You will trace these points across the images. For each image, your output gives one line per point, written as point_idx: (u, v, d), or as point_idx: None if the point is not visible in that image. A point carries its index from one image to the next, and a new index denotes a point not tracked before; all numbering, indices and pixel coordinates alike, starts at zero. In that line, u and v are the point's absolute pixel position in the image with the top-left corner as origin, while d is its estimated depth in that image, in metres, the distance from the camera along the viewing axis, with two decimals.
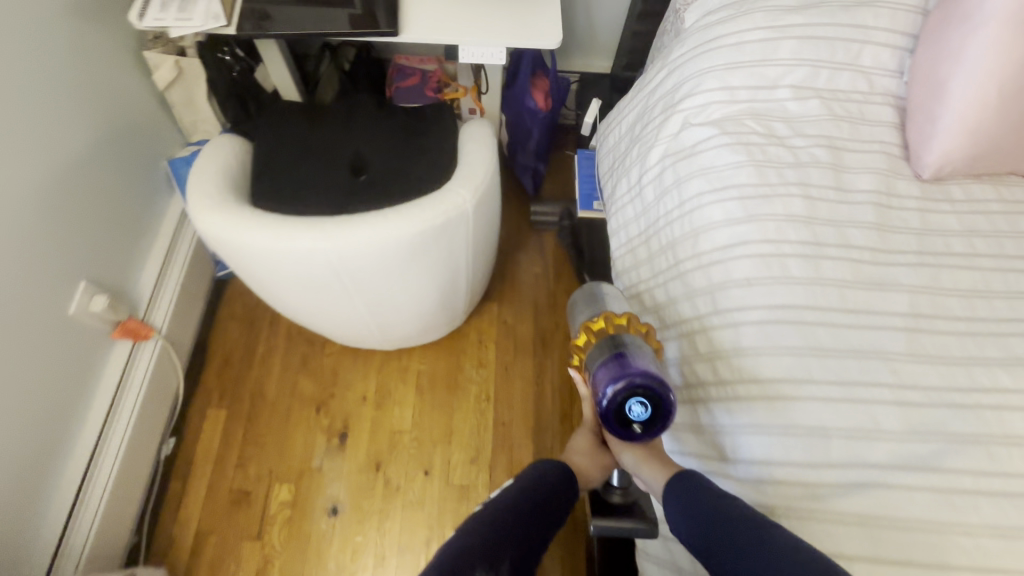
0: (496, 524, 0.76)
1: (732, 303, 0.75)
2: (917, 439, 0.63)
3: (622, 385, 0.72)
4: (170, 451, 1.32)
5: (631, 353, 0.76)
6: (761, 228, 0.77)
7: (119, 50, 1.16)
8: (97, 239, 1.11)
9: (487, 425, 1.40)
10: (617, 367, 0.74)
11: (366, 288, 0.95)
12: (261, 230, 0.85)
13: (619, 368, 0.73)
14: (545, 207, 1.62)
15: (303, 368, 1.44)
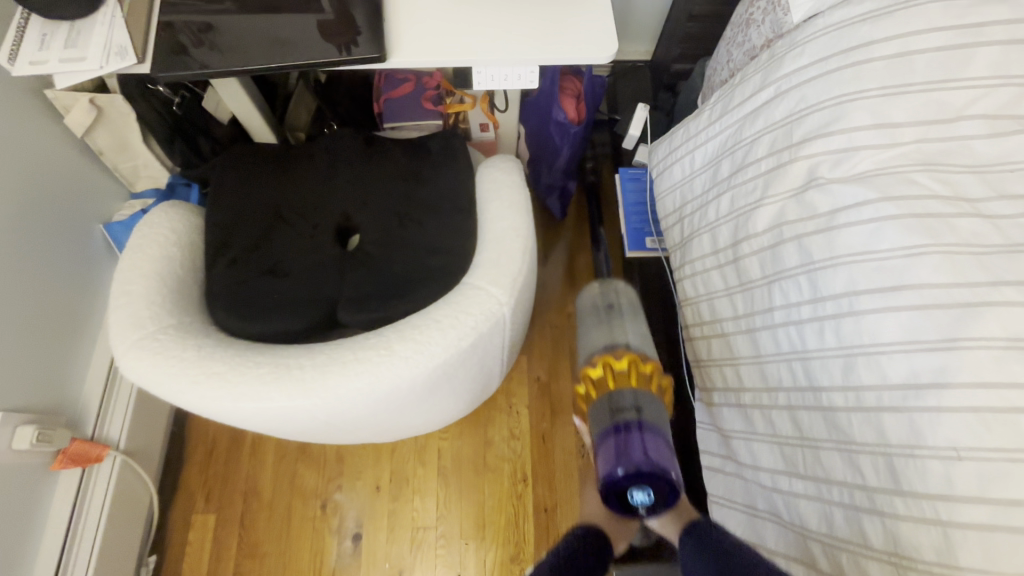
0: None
1: (929, 484, 0.49)
2: None
3: (627, 472, 0.56)
4: (152, 572, 1.10)
5: (640, 422, 0.59)
6: (968, 360, 0.50)
7: (17, 94, 0.87)
8: (9, 353, 0.85)
9: (527, 511, 1.17)
10: (619, 444, 0.58)
11: (372, 427, 0.69)
12: (212, 388, 0.59)
13: (619, 447, 0.57)
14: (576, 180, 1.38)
15: (301, 457, 1.21)
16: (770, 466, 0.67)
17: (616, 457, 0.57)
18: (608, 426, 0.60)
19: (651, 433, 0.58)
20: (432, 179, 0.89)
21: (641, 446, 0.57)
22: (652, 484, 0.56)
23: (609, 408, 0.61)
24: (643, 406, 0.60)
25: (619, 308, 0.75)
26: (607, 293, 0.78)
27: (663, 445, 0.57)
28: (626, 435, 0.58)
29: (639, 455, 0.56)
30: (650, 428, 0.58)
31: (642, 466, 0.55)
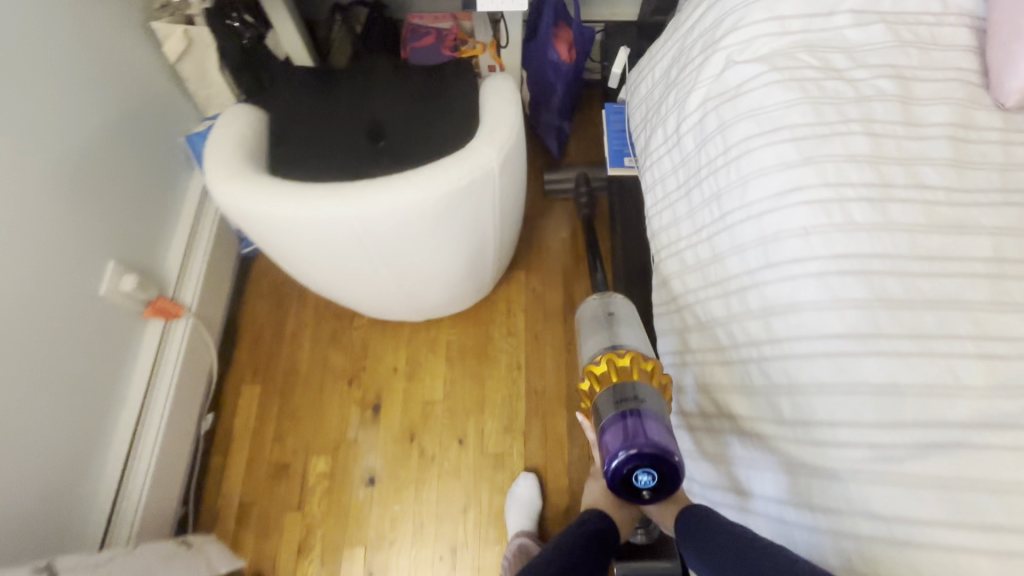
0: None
1: (787, 256, 0.69)
2: (1005, 396, 0.57)
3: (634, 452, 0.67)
4: (209, 427, 1.34)
5: (642, 411, 0.70)
6: (818, 171, 0.70)
7: (127, 24, 1.14)
8: (116, 220, 1.10)
9: (519, 394, 1.38)
10: (626, 428, 0.69)
11: (391, 255, 0.92)
12: (279, 202, 0.82)
13: (628, 432, 0.68)
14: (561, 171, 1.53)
15: (333, 343, 1.44)
16: (688, 285, 0.88)
17: (623, 437, 0.68)
18: (615, 415, 0.71)
19: (653, 420, 0.70)
20: (446, 93, 1.12)
21: (648, 430, 0.68)
22: (654, 464, 0.68)
23: (614, 400, 0.74)
24: (644, 398, 0.73)
25: (617, 316, 0.96)
26: (606, 303, 0.99)
27: (661, 428, 0.69)
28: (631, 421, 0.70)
29: (645, 440, 0.67)
30: (650, 414, 0.70)
31: (647, 449, 0.66)
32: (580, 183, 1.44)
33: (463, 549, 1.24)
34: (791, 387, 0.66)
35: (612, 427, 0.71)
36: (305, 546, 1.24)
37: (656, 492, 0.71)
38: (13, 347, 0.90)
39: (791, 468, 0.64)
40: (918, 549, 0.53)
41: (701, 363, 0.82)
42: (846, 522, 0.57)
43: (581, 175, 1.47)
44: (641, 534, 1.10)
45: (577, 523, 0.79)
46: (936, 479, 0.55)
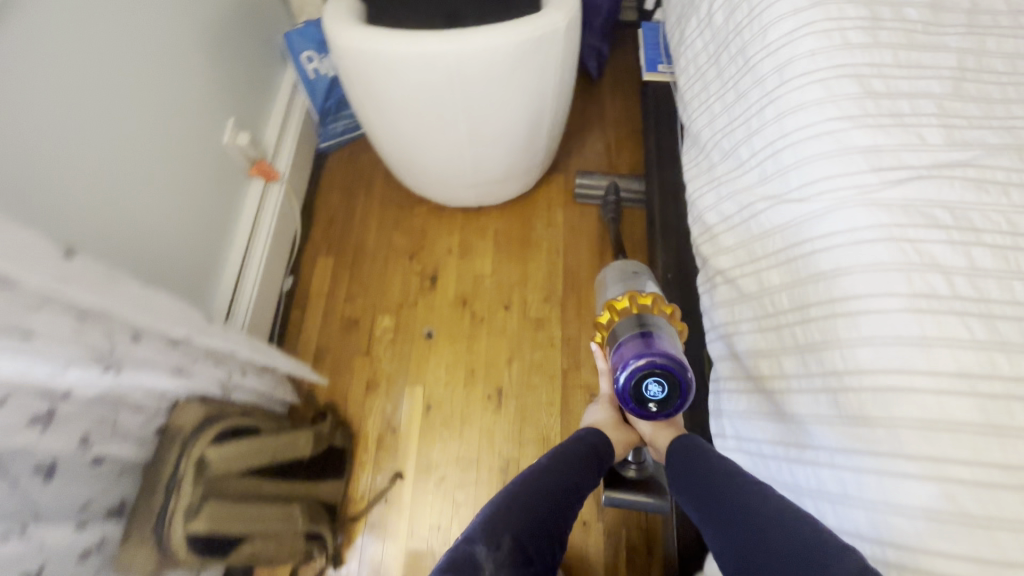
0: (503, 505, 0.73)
1: (799, 72, 0.88)
2: (957, 149, 0.76)
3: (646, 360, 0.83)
4: (290, 287, 1.55)
5: (655, 333, 0.87)
6: (827, 10, 0.89)
7: None
8: (236, 87, 1.32)
9: (558, 273, 1.58)
10: (641, 342, 0.85)
11: (473, 102, 1.13)
12: (393, 40, 1.03)
13: (642, 344, 0.85)
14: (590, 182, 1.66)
15: (396, 226, 1.64)
16: (715, 128, 1.07)
17: (637, 348, 0.84)
18: (635, 332, 0.88)
19: (666, 341, 0.86)
20: None
21: (659, 346, 0.85)
22: (663, 375, 0.84)
23: (632, 325, 0.90)
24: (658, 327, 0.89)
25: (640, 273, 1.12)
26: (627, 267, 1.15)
27: (670, 347, 0.85)
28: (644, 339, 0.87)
29: (657, 350, 0.83)
30: (660, 335, 0.87)
31: (657, 358, 0.82)
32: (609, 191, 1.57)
33: (507, 391, 1.43)
34: (799, 164, 0.84)
35: (629, 340, 0.87)
36: (374, 384, 1.44)
37: (663, 406, 0.86)
38: (175, 162, 1.10)
39: (797, 221, 0.83)
40: (892, 244, 0.72)
41: (722, 182, 1.01)
42: (838, 239, 0.76)
43: (613, 185, 1.56)
44: (633, 469, 1.12)
45: (583, 440, 0.91)
46: (903, 200, 0.74)
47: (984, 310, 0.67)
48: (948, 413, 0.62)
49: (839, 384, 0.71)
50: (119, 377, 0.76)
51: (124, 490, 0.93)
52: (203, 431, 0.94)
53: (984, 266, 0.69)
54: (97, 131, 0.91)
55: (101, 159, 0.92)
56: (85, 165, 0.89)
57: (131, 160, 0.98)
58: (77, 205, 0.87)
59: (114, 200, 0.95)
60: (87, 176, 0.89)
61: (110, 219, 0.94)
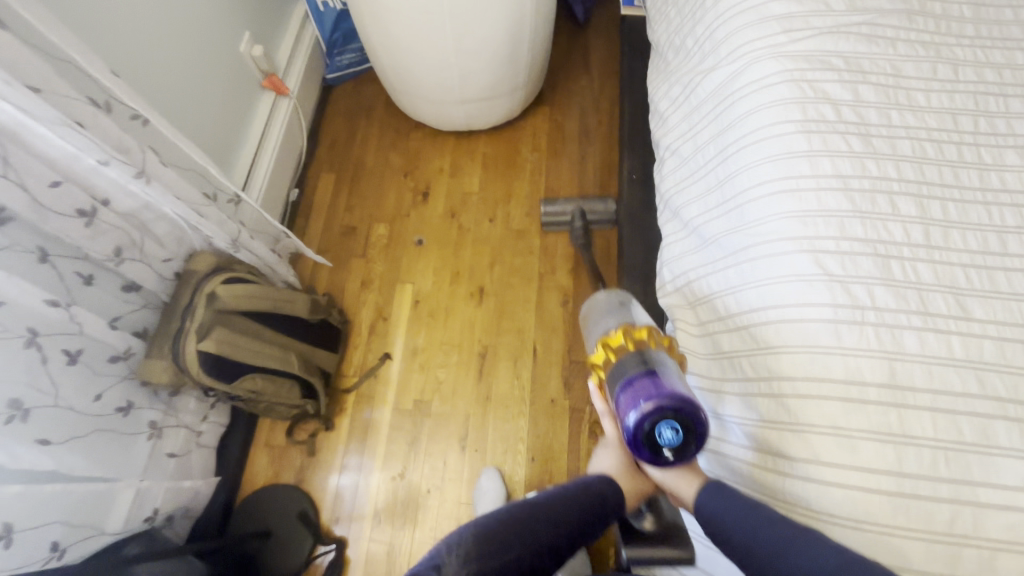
0: (492, 530, 0.69)
1: None
2: (856, 13, 0.90)
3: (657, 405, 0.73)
4: (296, 199, 1.71)
5: (662, 371, 0.77)
6: None
7: None
8: (252, 5, 1.49)
9: (539, 192, 1.73)
10: (650, 385, 0.75)
11: (458, 9, 1.29)
12: None
13: (649, 388, 0.75)
14: (554, 208, 1.62)
15: (393, 149, 1.80)
16: (670, 31, 1.21)
17: (647, 390, 0.75)
18: (641, 370, 0.78)
19: (676, 381, 0.76)
20: None
21: (670, 386, 0.74)
22: (677, 418, 0.73)
23: (639, 361, 0.80)
24: (664, 363, 0.80)
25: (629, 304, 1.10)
26: (618, 299, 1.14)
27: (681, 387, 0.75)
28: (652, 377, 0.77)
29: (667, 393, 0.73)
30: (669, 374, 0.77)
31: (671, 403, 0.72)
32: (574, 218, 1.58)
33: (488, 290, 1.57)
34: (727, 38, 0.97)
35: (637, 381, 0.77)
36: (368, 282, 1.59)
37: (680, 451, 0.74)
38: (196, 53, 1.27)
39: (722, 84, 0.96)
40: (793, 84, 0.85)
41: (674, 73, 1.14)
42: (750, 88, 0.90)
43: (577, 212, 1.58)
44: (649, 522, 0.95)
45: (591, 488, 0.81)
46: (807, 51, 0.88)
47: (863, 131, 0.80)
48: (823, 204, 0.76)
49: (742, 199, 0.84)
50: (148, 188, 0.92)
51: (147, 320, 1.09)
52: (214, 274, 1.11)
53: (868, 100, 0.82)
54: (136, 7, 1.08)
55: (138, 31, 1.09)
56: (126, 33, 1.06)
57: (162, 39, 1.15)
58: (118, 64, 1.04)
59: (149, 71, 1.12)
60: (127, 42, 1.06)
61: (144, 86, 1.11)
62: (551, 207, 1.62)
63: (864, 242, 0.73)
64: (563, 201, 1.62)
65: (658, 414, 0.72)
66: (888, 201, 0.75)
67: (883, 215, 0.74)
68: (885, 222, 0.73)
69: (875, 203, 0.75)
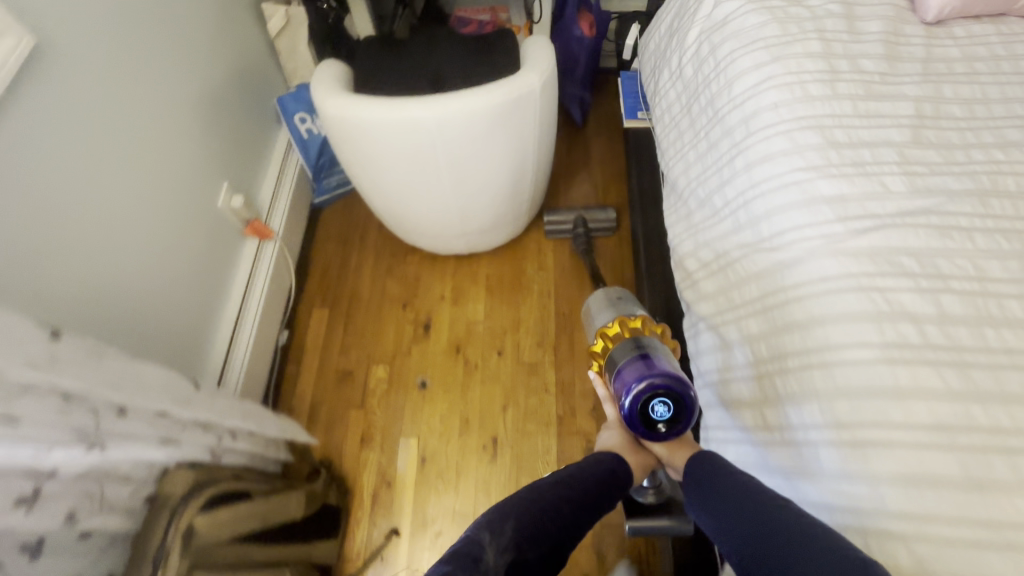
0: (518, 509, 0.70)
1: (763, 124, 0.91)
2: (922, 196, 0.78)
3: (650, 384, 0.77)
4: (286, 341, 1.57)
5: (653, 353, 0.81)
6: (785, 65, 0.94)
7: (244, 5, 1.45)
8: (230, 152, 1.38)
9: (549, 317, 1.59)
10: (642, 366, 0.79)
11: (454, 161, 1.17)
12: (375, 106, 1.08)
13: (642, 369, 0.78)
14: (558, 216, 1.67)
15: (389, 276, 1.67)
16: (689, 176, 1.09)
17: (639, 373, 0.78)
18: (632, 355, 0.82)
19: (665, 360, 0.81)
20: (495, 52, 1.41)
21: (659, 365, 0.79)
22: (668, 394, 0.78)
23: (629, 348, 0.84)
24: (654, 348, 0.84)
25: (625, 298, 1.03)
26: (610, 294, 1.04)
27: (670, 365, 0.80)
28: (643, 360, 0.80)
29: (657, 370, 0.78)
30: (656, 356, 0.81)
31: (660, 379, 0.77)
32: (580, 224, 1.60)
33: (502, 440, 1.42)
34: (770, 219, 0.85)
35: (630, 364, 0.81)
36: (369, 437, 1.44)
37: (672, 423, 0.80)
38: (162, 227, 1.14)
39: (767, 272, 0.83)
40: (862, 295, 0.72)
41: (699, 229, 1.02)
42: (809, 292, 0.77)
43: (580, 218, 1.61)
44: (651, 494, 1.01)
45: (597, 459, 0.84)
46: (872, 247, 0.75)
47: (957, 359, 0.67)
48: (929, 469, 0.62)
49: (816, 437, 0.70)
50: (104, 452, 0.77)
51: (111, 565, 0.92)
52: (191, 497, 0.93)
53: (956, 314, 0.70)
54: (86, 207, 0.96)
55: (89, 233, 0.97)
56: (72, 240, 0.93)
57: (120, 230, 1.03)
58: (62, 280, 0.91)
59: (103, 271, 0.99)
60: (73, 251, 0.93)
61: (97, 290, 0.98)
62: (556, 217, 1.67)
63: (993, 528, 0.58)
64: (567, 209, 1.67)
65: (651, 393, 0.77)
66: (1008, 463, 0.60)
67: (1005, 487, 0.59)
68: (1012, 498, 0.59)
69: (992, 468, 0.60)
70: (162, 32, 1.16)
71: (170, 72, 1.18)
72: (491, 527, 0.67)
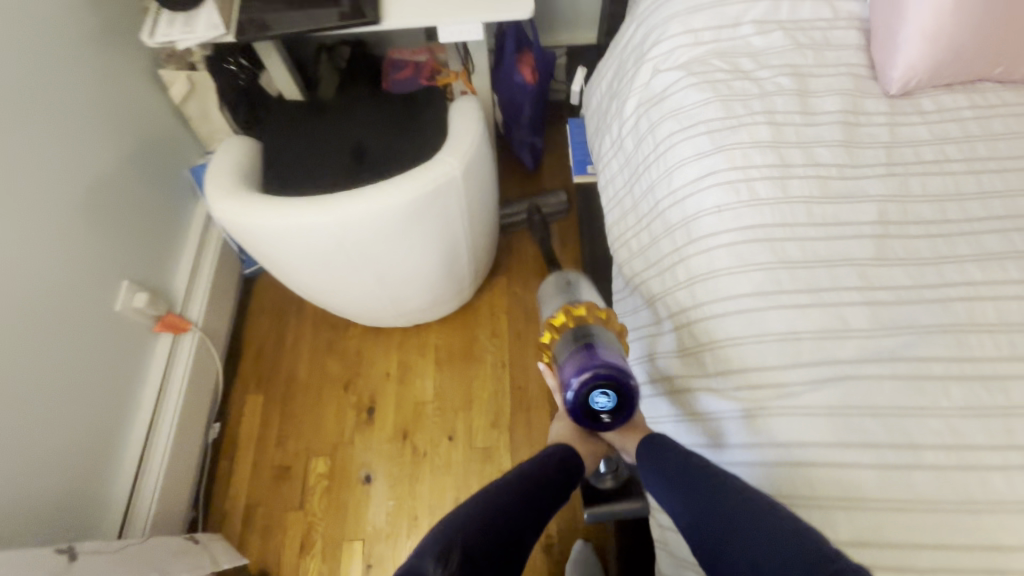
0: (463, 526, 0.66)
1: (704, 231, 0.79)
2: (886, 335, 0.66)
3: (588, 379, 0.67)
4: (217, 435, 1.43)
5: (596, 340, 0.70)
6: (729, 157, 0.81)
7: (140, 73, 1.29)
8: (129, 245, 1.24)
9: (504, 391, 1.47)
10: (582, 358, 0.69)
11: (370, 258, 1.04)
12: (269, 212, 0.94)
13: (582, 361, 0.68)
14: (512, 206, 1.64)
15: (329, 352, 1.54)
16: (632, 268, 0.96)
17: (578, 367, 0.68)
18: (573, 348, 0.71)
19: (609, 348, 0.70)
20: (421, 113, 1.25)
21: (602, 355, 0.68)
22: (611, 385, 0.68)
23: (568, 341, 0.73)
24: (598, 336, 0.72)
25: (574, 284, 0.88)
26: (562, 277, 0.91)
27: (614, 354, 0.69)
28: (584, 351, 0.70)
29: (599, 362, 0.67)
30: (600, 344, 0.70)
31: (601, 371, 0.67)
32: (532, 211, 1.56)
33: None
34: (714, 353, 0.73)
35: (571, 356, 0.71)
36: (308, 544, 1.32)
37: (617, 413, 0.71)
38: (34, 357, 1.01)
39: (711, 418, 0.71)
40: (819, 475, 0.60)
41: (642, 337, 0.89)
42: (758, 461, 0.64)
43: (533, 205, 1.58)
44: (609, 478, 0.96)
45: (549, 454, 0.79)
46: (830, 407, 0.63)
47: (932, 564, 0.55)
48: None
49: None
50: None
51: None
52: None
53: (929, 499, 0.58)
54: None
55: None
56: None
57: None
58: None
59: None
60: None
61: None
62: (511, 206, 1.64)
63: None
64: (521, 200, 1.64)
65: (591, 386, 0.67)
66: None
67: None
68: None
69: None
70: (27, 130, 1.01)
71: (39, 175, 1.03)
72: (434, 547, 0.63)
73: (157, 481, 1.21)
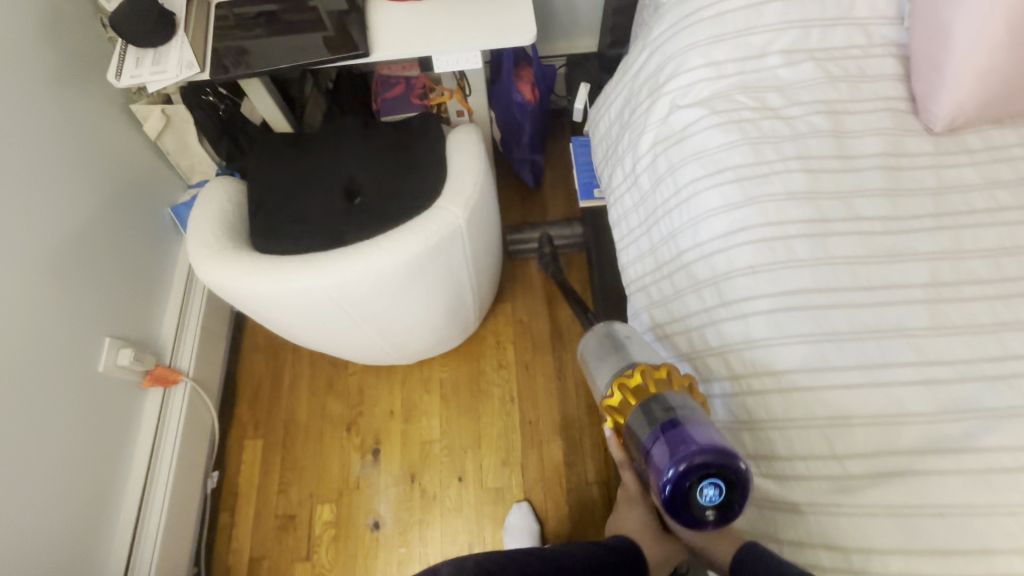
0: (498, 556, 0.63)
1: (738, 294, 0.72)
2: (947, 419, 0.59)
3: (685, 467, 0.54)
4: (216, 484, 1.37)
5: (683, 417, 0.59)
6: (761, 210, 0.74)
7: (112, 109, 1.20)
8: (110, 297, 1.16)
9: (514, 427, 1.41)
10: (672, 438, 0.57)
11: (371, 315, 0.97)
12: (258, 275, 0.87)
13: (673, 444, 0.56)
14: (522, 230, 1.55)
15: (329, 391, 1.47)
16: (654, 321, 0.90)
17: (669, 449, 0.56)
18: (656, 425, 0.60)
19: (703, 426, 0.58)
20: (416, 142, 1.15)
21: (697, 435, 0.56)
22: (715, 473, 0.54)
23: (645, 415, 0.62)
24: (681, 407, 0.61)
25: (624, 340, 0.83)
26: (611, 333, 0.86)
27: (711, 432, 0.57)
28: (673, 429, 0.58)
29: (695, 443, 0.55)
30: (692, 421, 0.58)
31: (700, 455, 0.54)
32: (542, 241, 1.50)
33: None
34: (756, 435, 0.67)
35: (656, 436, 0.59)
36: None
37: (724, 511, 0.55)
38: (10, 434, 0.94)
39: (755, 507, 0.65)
40: None
41: None
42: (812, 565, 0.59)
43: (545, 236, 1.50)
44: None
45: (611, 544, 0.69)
46: (890, 505, 0.57)
47: None
48: None
49: None
50: None
51: None
52: None
53: None
54: None
55: None
56: None
57: None
58: None
59: None
60: None
61: None
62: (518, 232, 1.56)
63: None
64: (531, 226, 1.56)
65: (691, 474, 0.54)
66: None
67: None
68: None
69: None
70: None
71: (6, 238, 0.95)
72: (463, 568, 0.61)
73: (155, 545, 1.16)
